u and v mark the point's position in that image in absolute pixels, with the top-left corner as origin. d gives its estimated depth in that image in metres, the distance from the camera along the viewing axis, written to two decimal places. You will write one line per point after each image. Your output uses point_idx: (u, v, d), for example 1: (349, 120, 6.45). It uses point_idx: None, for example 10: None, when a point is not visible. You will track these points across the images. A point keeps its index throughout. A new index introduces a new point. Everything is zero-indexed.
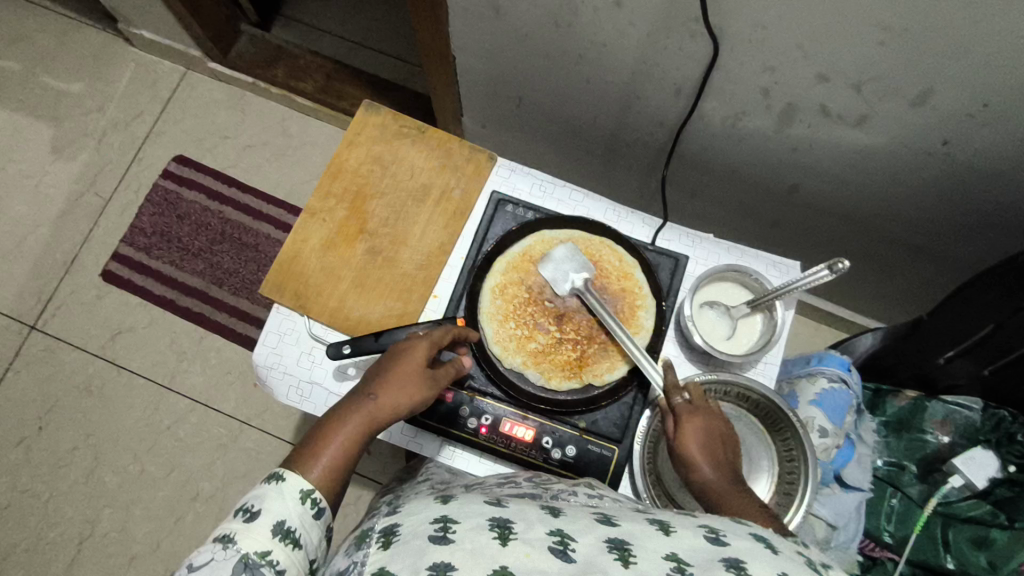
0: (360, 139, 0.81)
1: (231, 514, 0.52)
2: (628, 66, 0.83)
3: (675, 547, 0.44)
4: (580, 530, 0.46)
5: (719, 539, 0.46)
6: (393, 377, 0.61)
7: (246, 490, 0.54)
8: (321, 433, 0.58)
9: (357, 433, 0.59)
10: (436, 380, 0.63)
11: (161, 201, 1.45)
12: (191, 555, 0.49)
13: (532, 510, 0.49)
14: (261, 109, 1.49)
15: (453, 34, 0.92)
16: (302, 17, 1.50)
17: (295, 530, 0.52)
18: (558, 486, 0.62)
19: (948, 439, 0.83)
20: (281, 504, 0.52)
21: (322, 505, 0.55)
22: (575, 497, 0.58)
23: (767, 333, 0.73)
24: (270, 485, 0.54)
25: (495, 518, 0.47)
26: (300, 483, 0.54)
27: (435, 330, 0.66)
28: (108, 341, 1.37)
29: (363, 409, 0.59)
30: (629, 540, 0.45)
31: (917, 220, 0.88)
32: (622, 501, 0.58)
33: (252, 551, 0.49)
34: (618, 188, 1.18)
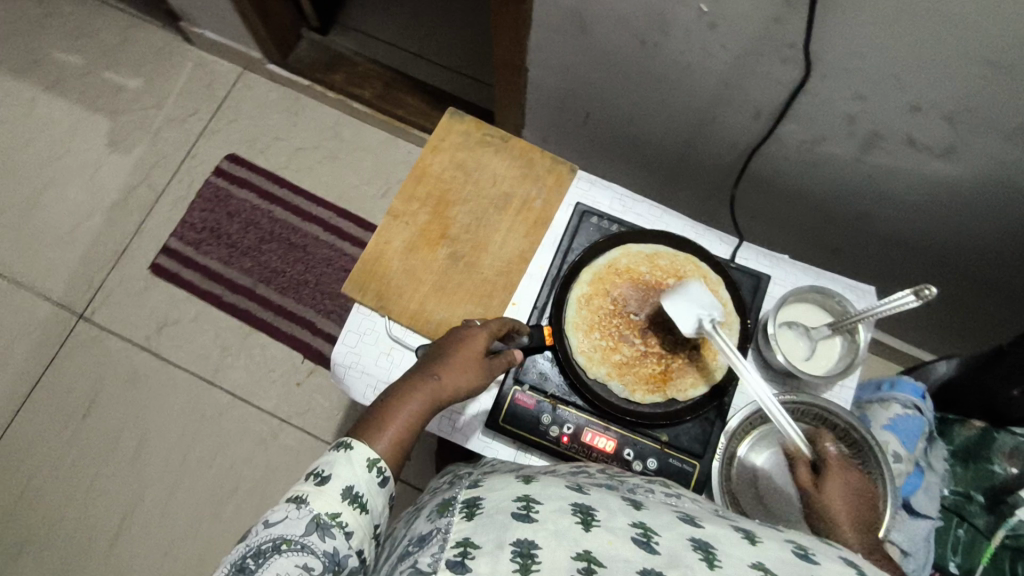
0: (444, 144, 0.82)
1: (304, 476, 0.55)
2: (710, 88, 0.84)
3: (761, 557, 0.44)
4: (663, 526, 0.46)
5: (809, 557, 0.45)
6: (456, 361, 0.63)
7: (316, 456, 0.57)
8: (386, 407, 0.60)
9: (420, 410, 0.61)
10: (493, 369, 0.66)
11: (213, 197, 1.47)
12: (269, 512, 0.53)
13: (613, 501, 0.50)
14: (315, 113, 1.52)
15: (530, 49, 0.94)
16: (360, 26, 1.52)
17: (362, 495, 0.55)
18: (635, 481, 0.61)
19: (1017, 470, 0.81)
20: (350, 470, 0.55)
21: (386, 474, 0.57)
22: (652, 494, 0.56)
23: (847, 355, 0.73)
24: (339, 452, 0.57)
25: (577, 503, 0.48)
26: (367, 452, 0.57)
27: (491, 321, 0.68)
28: (153, 333, 1.38)
29: (427, 387, 0.61)
30: (713, 542, 0.45)
31: (987, 252, 0.88)
32: (701, 504, 0.56)
33: (323, 512, 0.53)
34: (675, 206, 1.19)
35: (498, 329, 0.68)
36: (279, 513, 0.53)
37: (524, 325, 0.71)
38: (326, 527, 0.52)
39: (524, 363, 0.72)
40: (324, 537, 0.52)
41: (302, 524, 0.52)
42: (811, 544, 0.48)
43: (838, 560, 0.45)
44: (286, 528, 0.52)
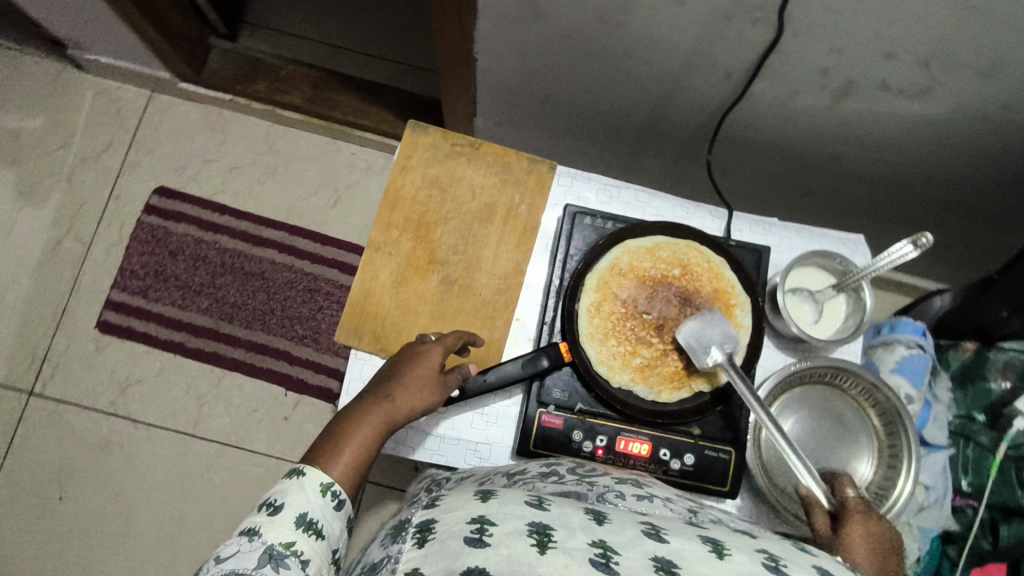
0: (412, 162, 0.76)
1: (255, 508, 0.54)
2: (676, 57, 0.81)
3: (725, 571, 0.43)
4: (624, 542, 0.45)
5: (778, 569, 0.44)
6: (409, 379, 0.63)
7: (268, 487, 0.56)
8: (341, 431, 0.60)
9: (373, 432, 0.61)
10: (449, 385, 0.65)
11: (149, 237, 1.35)
12: (218, 547, 0.51)
13: (574, 515, 0.49)
14: (243, 128, 1.40)
15: (478, 40, 0.88)
16: (273, 24, 1.40)
17: (317, 521, 0.54)
18: (604, 482, 0.60)
19: (1009, 384, 0.86)
20: (304, 497, 0.55)
21: (341, 497, 0.57)
22: (623, 500, 0.56)
23: (855, 313, 0.74)
24: (291, 481, 0.56)
25: (534, 522, 0.46)
26: (321, 476, 0.57)
27: (447, 336, 0.69)
28: (118, 395, 1.28)
29: (382, 408, 0.62)
30: (677, 558, 0.44)
31: (958, 179, 0.90)
32: (674, 505, 0.58)
33: (276, 543, 0.51)
34: (642, 172, 1.16)
35: (454, 344, 0.68)
36: (229, 547, 0.51)
37: (479, 337, 0.71)
38: (280, 557, 0.50)
39: (544, 383, 0.69)
40: (279, 568, 0.50)
41: (255, 556, 0.50)
42: (784, 555, 0.47)
43: (807, 570, 0.45)
44: (237, 563, 0.49)
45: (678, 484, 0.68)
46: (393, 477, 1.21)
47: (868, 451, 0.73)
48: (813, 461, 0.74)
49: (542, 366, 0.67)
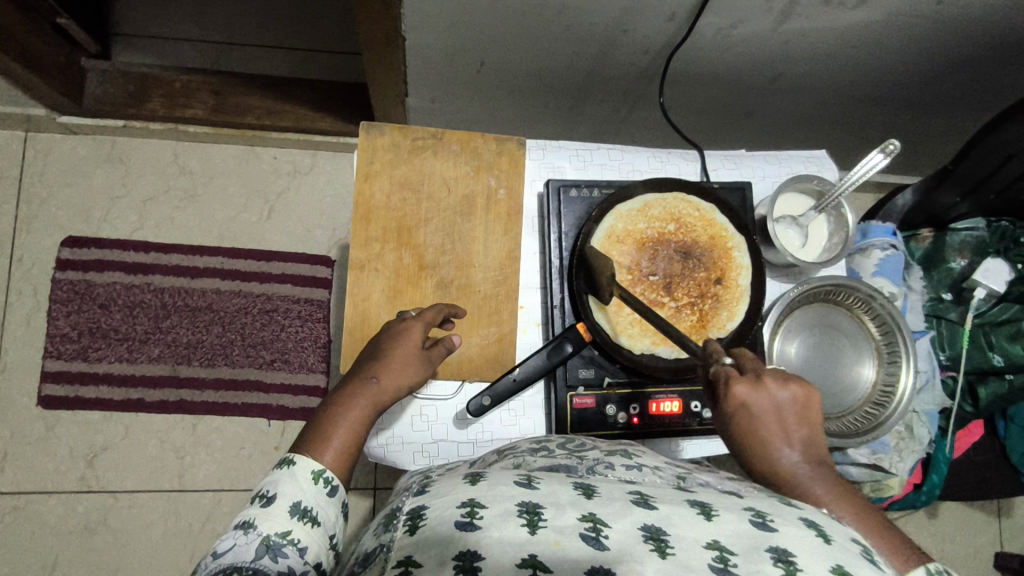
0: (376, 168, 0.71)
1: (248, 503, 0.53)
2: (619, 5, 0.77)
3: (715, 534, 0.44)
4: (614, 514, 0.45)
5: (767, 526, 0.45)
6: (393, 360, 0.62)
7: (260, 479, 0.54)
8: (329, 412, 0.59)
9: (362, 413, 0.59)
10: (433, 361, 0.64)
11: (71, 295, 1.22)
12: (214, 544, 0.49)
13: (563, 491, 0.48)
14: (145, 154, 1.27)
15: (406, 20, 0.81)
16: (148, 31, 1.26)
17: (312, 509, 0.53)
18: (594, 455, 0.59)
19: (967, 260, 0.95)
20: (294, 486, 0.53)
21: (335, 483, 0.55)
22: (614, 470, 0.55)
23: (839, 231, 0.76)
24: (282, 470, 0.54)
25: (523, 501, 0.45)
26: (312, 464, 0.55)
27: (426, 312, 0.66)
28: (86, 470, 1.18)
29: (368, 392, 0.60)
30: (665, 525, 0.44)
31: (894, 77, 0.93)
32: (663, 472, 0.57)
33: (273, 533, 0.50)
34: (587, 123, 1.13)
35: (434, 318, 0.65)
36: (226, 543, 0.49)
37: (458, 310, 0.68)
38: (278, 548, 0.49)
39: (568, 366, 0.68)
40: (278, 558, 0.48)
41: (252, 548, 0.48)
42: (770, 510, 0.48)
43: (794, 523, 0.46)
44: (234, 557, 0.48)
45: (713, 431, 0.70)
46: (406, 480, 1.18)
47: (869, 353, 0.78)
48: (819, 376, 0.78)
49: (567, 351, 0.66)
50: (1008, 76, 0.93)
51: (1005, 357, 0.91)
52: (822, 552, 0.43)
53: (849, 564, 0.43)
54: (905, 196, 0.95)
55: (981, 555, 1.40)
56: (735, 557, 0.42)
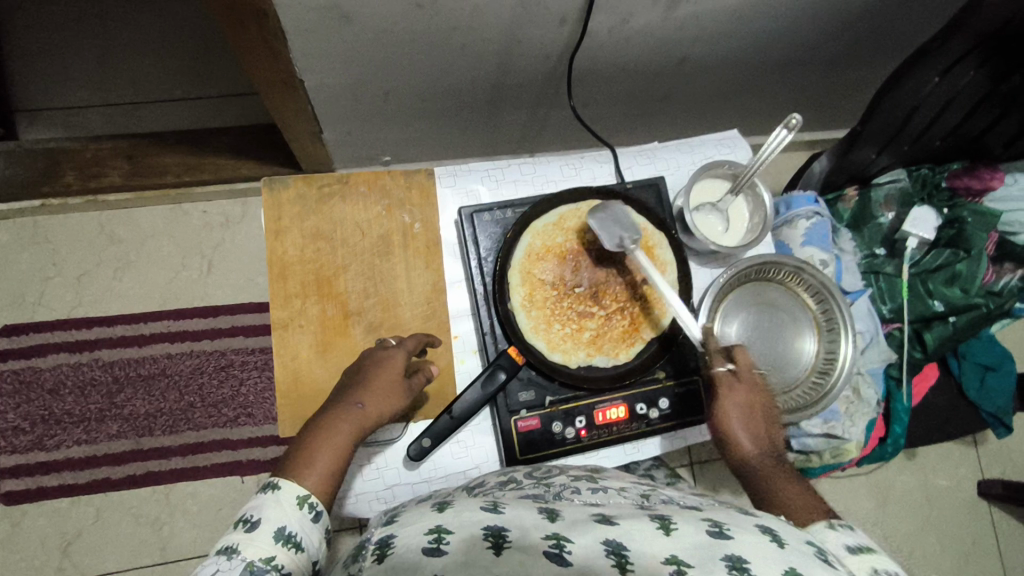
0: (284, 224, 0.69)
1: (232, 526, 0.52)
2: (505, 16, 0.76)
3: (674, 548, 0.43)
4: (577, 531, 0.44)
5: (722, 534, 0.45)
6: (377, 384, 0.60)
7: (244, 502, 0.54)
8: (311, 438, 0.56)
9: (344, 441, 0.57)
10: (413, 390, 0.63)
11: (17, 384, 1.19)
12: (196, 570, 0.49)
13: (529, 514, 0.46)
14: (69, 228, 1.23)
15: (297, 63, 0.79)
16: (49, 103, 1.23)
17: (296, 534, 0.52)
18: (561, 482, 0.59)
19: (893, 213, 0.96)
20: (279, 511, 0.52)
21: (319, 508, 0.54)
22: (580, 494, 0.55)
23: (757, 210, 0.76)
24: (266, 494, 0.53)
25: (489, 525, 0.44)
26: (297, 490, 0.53)
27: (407, 340, 0.66)
28: (63, 559, 1.15)
29: (351, 416, 0.58)
30: (627, 540, 0.44)
31: (795, 43, 0.94)
32: (628, 492, 0.56)
33: (256, 559, 0.49)
34: (509, 129, 1.12)
35: (415, 347, 0.65)
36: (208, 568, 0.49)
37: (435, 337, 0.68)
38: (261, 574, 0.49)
39: (508, 391, 0.68)
40: None
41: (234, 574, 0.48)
42: (728, 520, 0.48)
43: (752, 532, 0.46)
44: None
45: (662, 430, 0.70)
46: None
47: (809, 329, 0.78)
48: (765, 352, 0.78)
49: (501, 379, 0.65)
50: (905, 24, 0.94)
51: (945, 301, 0.93)
52: (777, 559, 0.43)
53: (802, 566, 0.44)
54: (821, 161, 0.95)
55: (964, 486, 1.44)
56: (692, 569, 0.42)
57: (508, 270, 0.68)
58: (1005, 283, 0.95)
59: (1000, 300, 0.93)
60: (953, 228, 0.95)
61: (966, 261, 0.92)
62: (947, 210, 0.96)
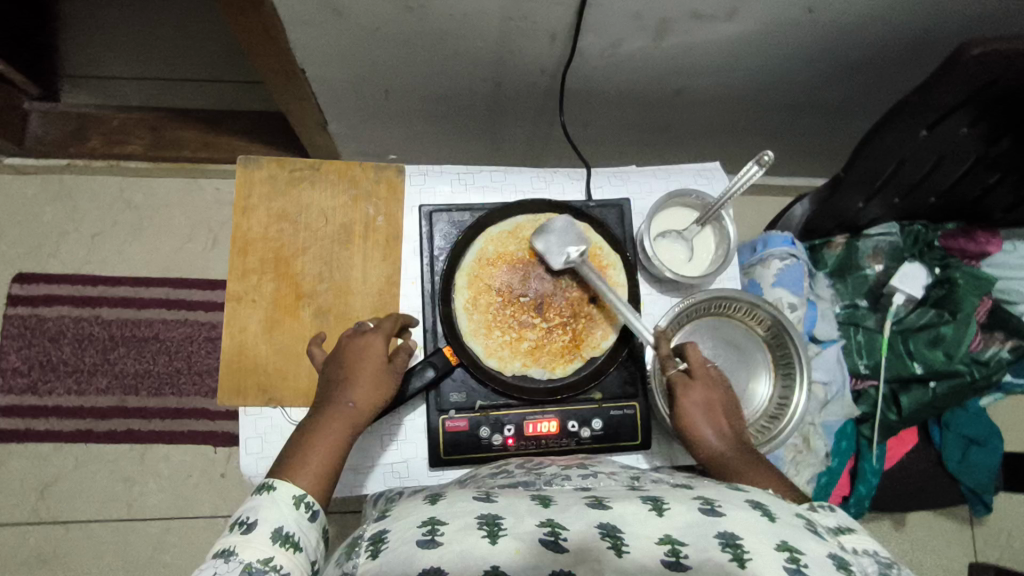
0: (253, 201, 0.72)
1: (228, 530, 0.53)
2: (495, 28, 0.78)
3: (668, 528, 0.43)
4: (571, 517, 0.44)
5: (714, 512, 0.45)
6: (362, 376, 0.61)
7: (239, 506, 0.54)
8: (306, 438, 0.58)
9: (338, 440, 0.58)
10: (399, 371, 0.63)
11: (22, 330, 1.26)
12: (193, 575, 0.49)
13: (522, 502, 0.47)
14: (91, 189, 1.30)
15: (295, 52, 0.82)
16: (88, 71, 1.31)
17: (293, 534, 0.53)
18: (552, 470, 0.60)
19: (882, 266, 0.94)
20: (276, 512, 0.53)
21: (315, 508, 0.55)
22: (570, 480, 0.56)
23: (723, 243, 0.75)
24: (262, 496, 0.54)
25: (483, 514, 0.45)
26: (293, 489, 0.55)
27: (384, 322, 0.66)
28: (39, 502, 1.20)
29: (343, 416, 0.59)
30: (621, 522, 0.44)
31: (797, 83, 0.92)
32: (619, 478, 0.57)
33: (255, 559, 0.50)
34: (511, 141, 1.14)
35: (393, 328, 0.66)
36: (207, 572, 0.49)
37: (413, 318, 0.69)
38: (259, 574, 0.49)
39: (441, 390, 0.69)
40: None
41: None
42: (718, 497, 0.48)
43: (743, 509, 0.46)
44: None
45: (593, 450, 0.70)
46: (350, 502, 1.17)
47: (765, 369, 0.77)
48: None
49: (431, 376, 0.66)
50: (914, 75, 0.92)
51: (925, 364, 0.89)
52: (770, 533, 0.43)
53: (793, 539, 0.44)
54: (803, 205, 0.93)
55: (952, 566, 1.36)
56: (686, 547, 0.42)
57: (456, 272, 0.70)
58: (993, 353, 0.92)
59: (985, 368, 0.90)
60: (943, 289, 0.92)
61: (952, 324, 0.89)
62: (940, 270, 0.93)
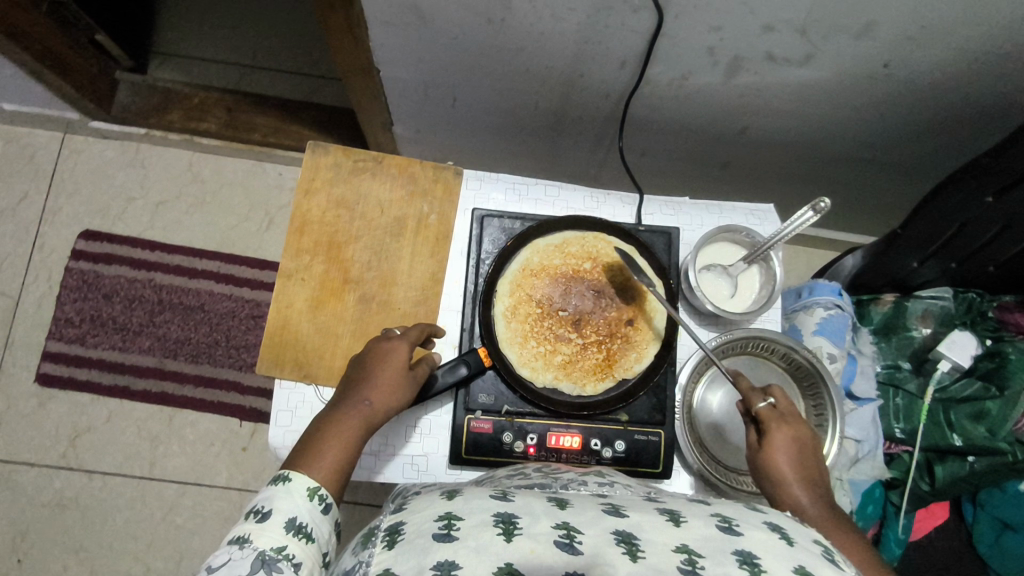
0: (316, 184, 0.76)
1: (243, 518, 0.52)
2: (569, 49, 0.81)
3: (683, 539, 0.41)
4: (587, 521, 0.42)
5: (732, 530, 0.42)
6: (381, 379, 0.62)
7: (253, 496, 0.54)
8: (317, 434, 0.59)
9: (351, 435, 0.59)
10: (417, 380, 0.64)
11: (79, 283, 1.32)
12: (207, 560, 0.49)
13: (538, 502, 0.45)
14: (164, 159, 1.37)
15: (375, 52, 0.86)
16: (178, 50, 1.39)
17: (306, 525, 0.52)
18: (567, 477, 0.58)
19: (931, 331, 0.91)
20: (290, 502, 0.53)
21: (328, 501, 0.55)
22: (586, 486, 0.54)
23: (768, 283, 0.75)
24: (276, 487, 0.54)
25: (500, 512, 0.42)
26: (307, 481, 0.55)
27: (410, 330, 0.67)
28: (68, 448, 1.25)
29: (358, 413, 0.60)
30: (637, 531, 0.41)
31: (862, 136, 0.92)
32: (635, 489, 0.55)
33: (267, 548, 0.49)
34: (566, 161, 1.16)
35: (418, 338, 0.67)
36: (220, 557, 0.48)
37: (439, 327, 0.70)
38: (272, 563, 0.49)
39: (470, 390, 0.70)
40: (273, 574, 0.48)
41: (247, 563, 0.48)
42: (737, 515, 0.45)
43: (759, 530, 0.43)
44: (227, 572, 0.47)
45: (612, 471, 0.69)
46: (360, 494, 1.19)
47: (797, 413, 0.75)
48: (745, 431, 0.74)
49: (463, 373, 0.68)
50: (983, 143, 0.90)
51: (965, 438, 0.85)
52: (791, 556, 0.40)
53: (811, 566, 0.40)
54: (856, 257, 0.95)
55: None
56: (702, 560, 0.38)
57: (499, 275, 0.72)
58: None
59: None
60: (993, 361, 0.87)
61: (999, 400, 0.84)
62: (991, 341, 0.89)
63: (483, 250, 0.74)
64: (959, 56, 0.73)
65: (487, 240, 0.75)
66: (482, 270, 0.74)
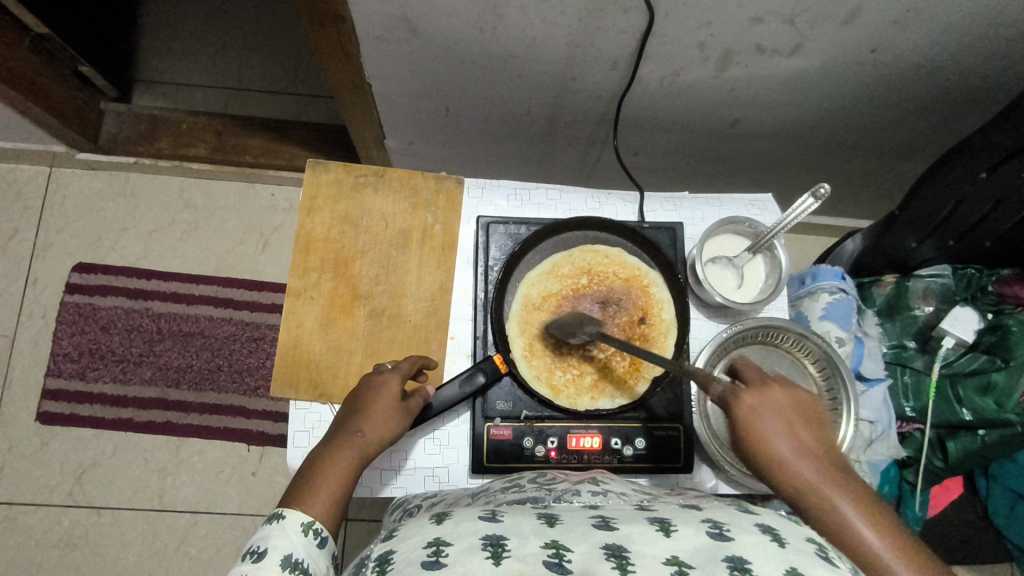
0: (319, 202, 0.75)
1: (239, 561, 0.50)
2: (560, 53, 0.81)
3: (673, 550, 0.39)
4: (576, 537, 0.41)
5: (723, 536, 0.41)
6: (374, 413, 0.60)
7: (248, 537, 0.52)
8: (310, 468, 0.57)
9: (346, 469, 0.57)
10: (411, 412, 0.63)
11: (75, 317, 1.30)
12: None
13: (526, 521, 0.43)
14: (154, 187, 1.36)
15: (367, 67, 0.86)
16: (163, 77, 1.38)
17: (303, 561, 0.50)
18: (563, 486, 0.58)
19: (932, 308, 0.93)
20: (285, 539, 0.51)
21: (325, 535, 0.53)
22: (580, 497, 0.54)
23: (773, 271, 0.75)
24: (271, 525, 0.52)
25: (488, 534, 0.41)
26: (301, 517, 0.53)
27: (402, 363, 0.66)
28: (74, 486, 1.23)
29: (352, 445, 0.58)
30: (627, 543, 0.40)
31: (850, 121, 0.93)
32: (629, 495, 0.55)
33: None
34: (559, 164, 1.16)
35: (410, 370, 0.65)
36: None
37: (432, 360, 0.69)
38: None
39: (487, 397, 0.70)
40: None
41: None
42: (727, 520, 0.44)
43: (752, 533, 0.42)
44: None
45: (633, 469, 0.69)
46: (376, 510, 1.18)
47: None
48: None
49: (480, 382, 0.68)
50: (971, 121, 0.92)
51: (974, 412, 0.86)
52: (781, 559, 0.39)
53: (803, 564, 0.39)
54: (855, 241, 0.96)
55: None
56: (693, 570, 0.38)
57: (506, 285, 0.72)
58: None
59: None
60: (995, 335, 0.88)
61: (1005, 371, 0.85)
62: (992, 315, 0.90)
63: (491, 256, 0.74)
64: (944, 36, 0.75)
65: (493, 245, 0.75)
66: (490, 277, 0.74)
